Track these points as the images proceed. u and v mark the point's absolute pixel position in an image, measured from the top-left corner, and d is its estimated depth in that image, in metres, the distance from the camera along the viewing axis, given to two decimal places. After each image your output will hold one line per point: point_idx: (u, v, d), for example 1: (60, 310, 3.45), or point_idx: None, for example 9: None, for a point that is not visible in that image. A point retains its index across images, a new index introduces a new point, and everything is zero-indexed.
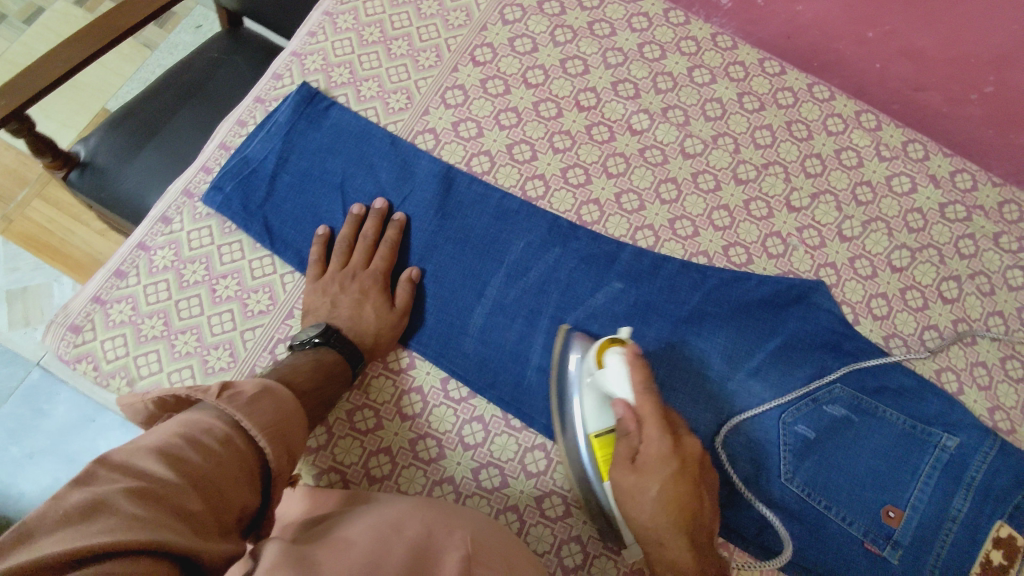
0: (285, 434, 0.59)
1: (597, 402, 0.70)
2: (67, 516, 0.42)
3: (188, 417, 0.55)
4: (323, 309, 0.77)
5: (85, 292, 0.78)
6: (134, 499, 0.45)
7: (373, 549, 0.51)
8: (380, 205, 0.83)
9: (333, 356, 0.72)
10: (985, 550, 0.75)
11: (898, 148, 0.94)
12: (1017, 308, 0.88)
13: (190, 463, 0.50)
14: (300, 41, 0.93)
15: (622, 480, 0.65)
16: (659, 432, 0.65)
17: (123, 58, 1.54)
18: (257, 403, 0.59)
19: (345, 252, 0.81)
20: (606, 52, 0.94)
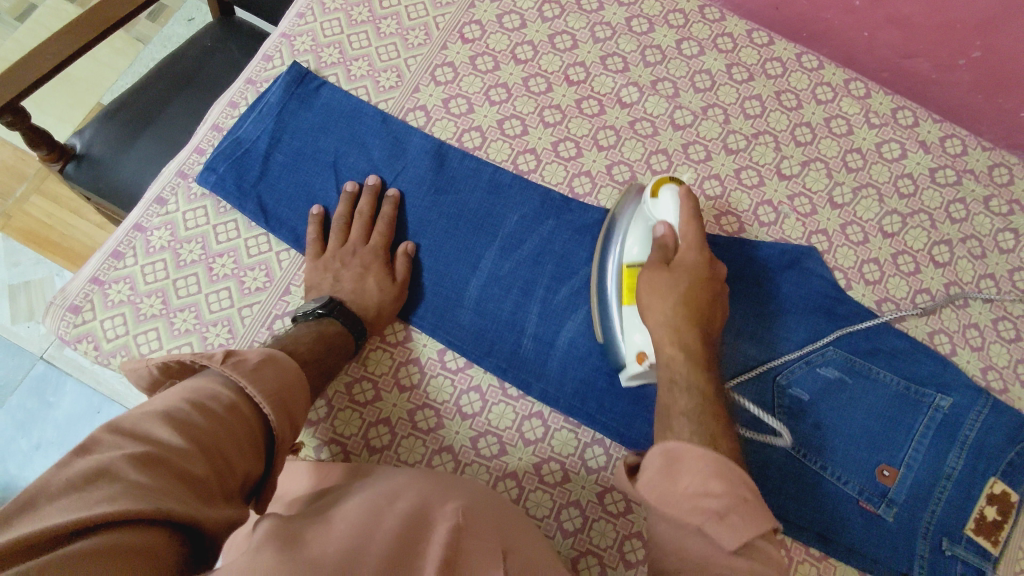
0: (289, 402, 0.60)
1: (641, 231, 0.76)
2: (70, 484, 0.43)
3: (194, 383, 0.56)
4: (325, 283, 0.78)
5: (83, 274, 0.79)
6: (138, 466, 0.46)
7: (366, 518, 0.51)
8: (374, 182, 0.84)
9: (335, 328, 0.73)
10: (979, 506, 0.76)
11: (887, 115, 0.94)
12: (1008, 270, 0.88)
13: (195, 429, 0.51)
14: (289, 23, 0.93)
15: (656, 278, 0.72)
16: (699, 244, 0.73)
17: (116, 52, 1.55)
18: (264, 372, 0.59)
19: (344, 227, 0.82)
20: (595, 26, 0.95)
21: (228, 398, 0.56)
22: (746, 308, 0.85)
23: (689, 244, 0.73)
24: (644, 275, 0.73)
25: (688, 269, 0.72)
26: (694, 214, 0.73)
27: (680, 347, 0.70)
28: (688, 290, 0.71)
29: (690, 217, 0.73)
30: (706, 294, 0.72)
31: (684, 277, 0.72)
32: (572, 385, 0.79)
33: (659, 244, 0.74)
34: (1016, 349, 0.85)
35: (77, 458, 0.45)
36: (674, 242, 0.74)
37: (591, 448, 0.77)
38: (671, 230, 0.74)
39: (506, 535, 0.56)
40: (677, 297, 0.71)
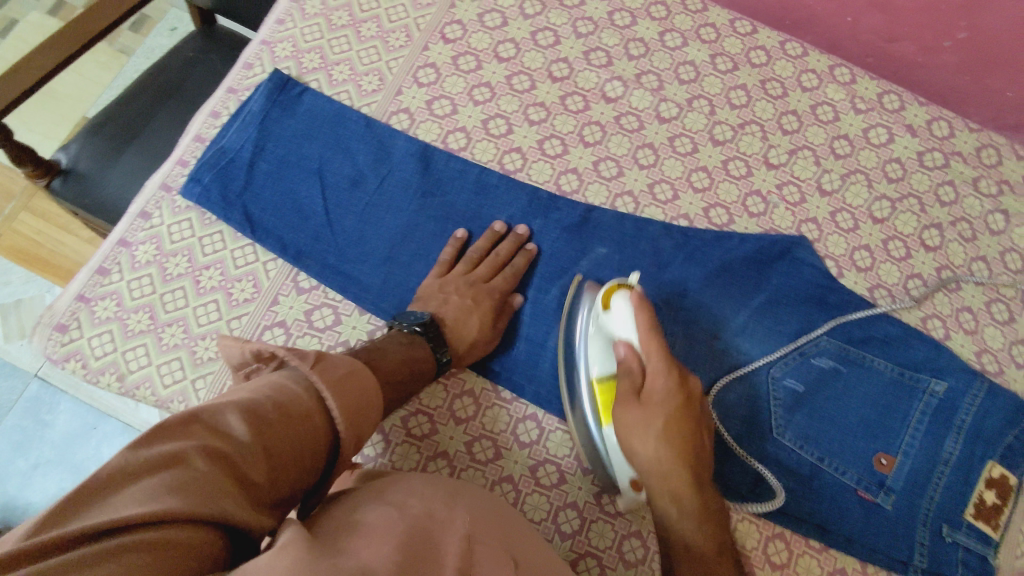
0: (359, 420, 0.58)
1: (602, 346, 0.72)
2: (144, 467, 0.43)
3: (279, 380, 0.55)
4: (432, 302, 0.77)
5: (69, 292, 0.79)
6: (210, 459, 0.46)
7: (382, 528, 0.48)
8: (522, 232, 0.83)
9: (424, 352, 0.71)
10: (978, 491, 0.76)
11: (873, 100, 0.94)
12: (999, 252, 0.88)
13: (270, 429, 0.50)
14: (269, 29, 0.92)
15: (628, 415, 0.66)
16: (664, 366, 0.66)
17: (100, 65, 1.54)
18: (348, 382, 0.58)
19: (474, 258, 0.81)
20: (576, 22, 0.94)
21: (308, 403, 0.55)
22: (739, 299, 0.84)
23: (653, 365, 0.66)
24: (617, 409, 0.67)
25: (660, 399, 0.65)
26: (651, 325, 0.67)
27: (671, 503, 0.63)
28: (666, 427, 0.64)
29: (646, 329, 0.67)
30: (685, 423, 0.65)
31: (657, 411, 0.65)
32: None
33: (624, 365, 0.68)
34: (1009, 331, 0.85)
35: (155, 437, 0.45)
36: (637, 362, 0.68)
37: None
38: (633, 347, 0.68)
39: (516, 542, 0.57)
40: (659, 436, 0.64)
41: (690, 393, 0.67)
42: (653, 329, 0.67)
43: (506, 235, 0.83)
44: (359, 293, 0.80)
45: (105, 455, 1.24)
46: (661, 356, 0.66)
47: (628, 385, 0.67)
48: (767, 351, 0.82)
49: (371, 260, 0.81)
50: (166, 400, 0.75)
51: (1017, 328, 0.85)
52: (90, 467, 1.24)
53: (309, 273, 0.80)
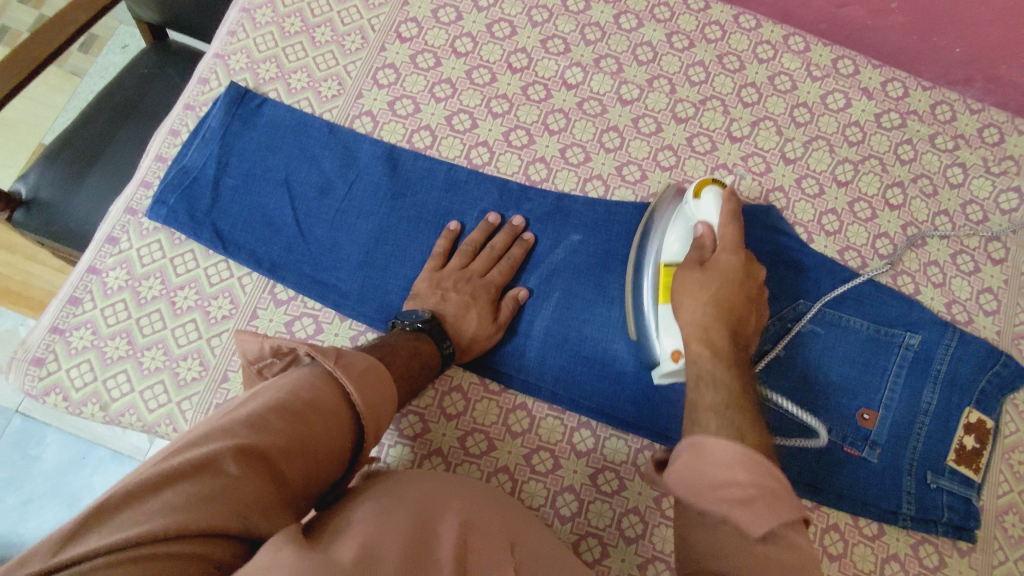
0: (381, 417, 0.58)
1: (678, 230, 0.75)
2: (169, 477, 0.44)
3: (301, 379, 0.56)
4: (431, 300, 0.77)
5: (42, 324, 0.77)
6: (238, 462, 0.46)
7: (379, 527, 0.48)
8: (518, 223, 0.83)
9: (430, 348, 0.72)
10: (958, 437, 0.79)
11: (828, 67, 0.96)
12: (960, 205, 0.91)
13: (298, 426, 0.51)
14: (221, 42, 0.91)
15: (688, 276, 0.69)
16: (734, 242, 0.68)
17: (52, 89, 1.50)
18: (368, 379, 0.58)
19: (468, 254, 0.81)
20: (531, 11, 0.94)
21: (332, 400, 0.55)
22: None
23: (726, 243, 0.69)
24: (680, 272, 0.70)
25: (724, 270, 0.68)
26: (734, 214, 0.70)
27: (704, 346, 0.65)
28: (723, 288, 0.67)
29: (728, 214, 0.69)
30: (743, 293, 0.67)
31: (720, 277, 0.68)
32: (552, 371, 0.79)
33: (697, 243, 0.71)
34: (975, 280, 0.88)
35: (183, 448, 0.47)
36: (711, 241, 0.71)
37: (578, 432, 0.78)
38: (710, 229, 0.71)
39: (523, 535, 0.57)
40: (711, 294, 0.67)
41: (755, 276, 0.69)
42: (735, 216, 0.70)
43: (497, 227, 0.84)
44: (338, 300, 0.79)
45: (99, 483, 1.22)
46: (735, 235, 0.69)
47: (696, 257, 0.70)
48: None
49: (347, 265, 0.81)
50: (152, 424, 0.74)
51: (982, 276, 0.88)
52: (84, 497, 1.22)
53: (286, 284, 0.80)
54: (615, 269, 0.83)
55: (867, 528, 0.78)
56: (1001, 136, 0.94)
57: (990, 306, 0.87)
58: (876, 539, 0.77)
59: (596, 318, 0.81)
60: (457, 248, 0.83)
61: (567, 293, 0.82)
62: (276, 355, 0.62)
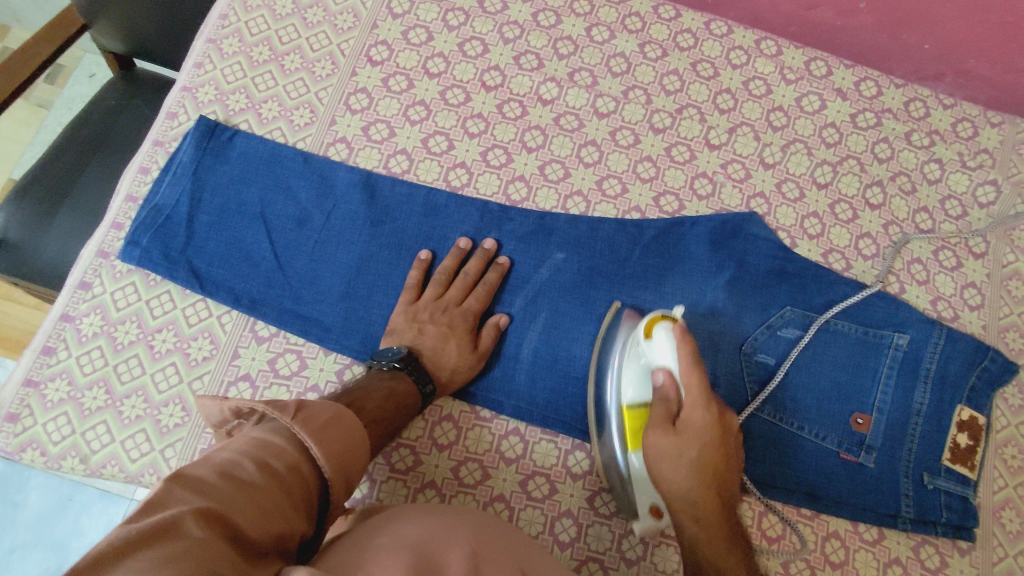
0: (348, 468, 0.57)
1: (637, 372, 0.71)
2: (134, 537, 0.40)
3: (261, 436, 0.54)
4: (408, 334, 0.76)
5: (14, 378, 0.75)
6: (203, 523, 0.43)
7: (382, 559, 0.48)
8: (489, 246, 0.82)
9: (408, 386, 0.71)
10: (952, 435, 0.79)
11: (801, 70, 0.96)
12: (939, 201, 0.91)
13: (258, 488, 0.49)
14: (187, 74, 0.89)
15: (660, 438, 0.65)
16: (704, 400, 0.65)
17: (18, 123, 1.47)
18: (333, 428, 0.57)
19: (443, 283, 0.80)
20: (502, 27, 0.93)
21: (292, 455, 0.54)
22: (703, 282, 0.84)
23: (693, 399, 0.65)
24: (651, 433, 0.66)
25: (698, 430, 0.65)
26: (694, 361, 0.66)
27: (692, 519, 0.64)
28: (701, 455, 0.64)
29: (689, 364, 0.66)
30: (720, 453, 0.65)
31: (695, 439, 0.65)
32: (542, 395, 0.78)
33: (662, 395, 0.68)
34: (959, 276, 0.88)
35: (141, 509, 0.42)
36: (675, 391, 0.67)
37: (573, 455, 0.77)
38: (673, 378, 0.67)
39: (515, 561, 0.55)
40: (691, 464, 0.64)
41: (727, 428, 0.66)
42: (696, 362, 0.65)
43: (472, 251, 0.82)
44: (322, 334, 0.78)
45: (86, 526, 1.19)
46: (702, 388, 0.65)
47: (665, 415, 0.66)
48: (737, 329, 0.82)
49: (328, 297, 0.79)
50: (135, 474, 0.72)
51: (965, 271, 0.89)
52: (71, 542, 1.18)
53: (267, 320, 0.78)
54: (602, 286, 0.82)
55: (867, 532, 0.78)
56: (974, 130, 0.94)
57: (974, 301, 0.88)
58: (877, 544, 0.77)
59: (583, 337, 0.80)
60: (431, 277, 0.81)
61: (553, 313, 0.81)
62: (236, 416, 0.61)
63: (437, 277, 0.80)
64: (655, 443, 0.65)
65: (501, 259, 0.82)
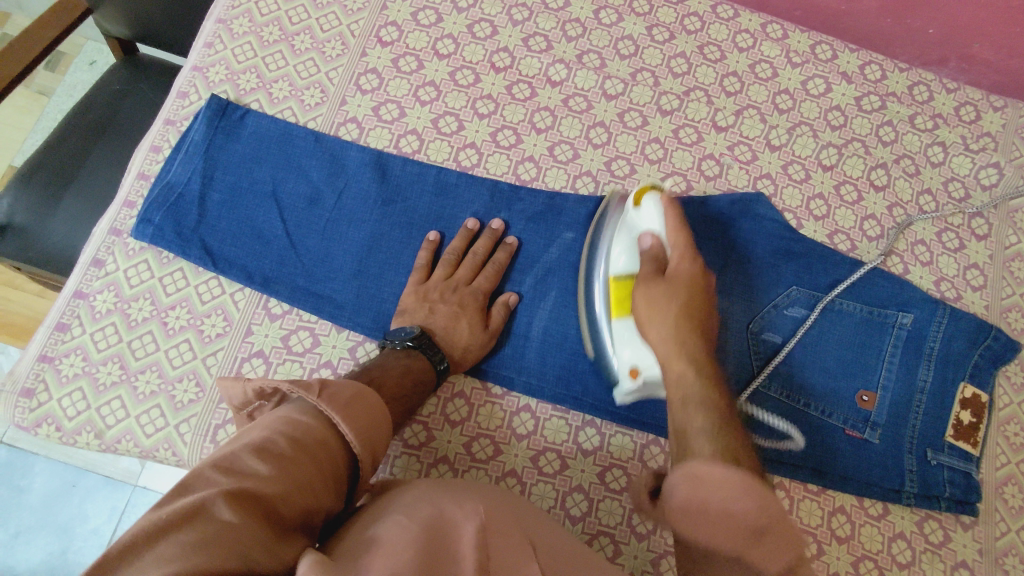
0: (375, 443, 0.57)
1: (625, 241, 0.75)
2: (164, 523, 0.41)
3: (287, 413, 0.54)
4: (419, 314, 0.77)
5: (29, 354, 0.75)
6: (232, 506, 0.44)
7: (394, 539, 0.48)
8: (497, 226, 0.82)
9: (423, 363, 0.71)
10: (955, 412, 0.80)
11: (807, 53, 0.96)
12: (942, 184, 0.92)
13: (289, 463, 0.49)
14: (198, 54, 0.89)
15: (650, 287, 0.69)
16: (690, 251, 0.69)
17: (19, 110, 1.46)
18: (357, 405, 0.57)
19: (452, 263, 0.81)
20: (511, 10, 0.93)
21: (319, 432, 0.53)
22: (709, 262, 0.86)
23: (680, 252, 0.70)
24: (640, 288, 0.69)
25: (685, 279, 0.69)
26: (679, 221, 0.71)
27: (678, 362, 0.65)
28: (686, 303, 0.67)
29: (675, 222, 0.70)
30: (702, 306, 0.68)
31: (681, 287, 0.68)
32: (553, 372, 0.79)
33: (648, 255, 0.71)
34: (961, 257, 0.89)
35: (171, 494, 0.44)
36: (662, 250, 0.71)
37: (584, 431, 0.77)
38: (659, 240, 0.71)
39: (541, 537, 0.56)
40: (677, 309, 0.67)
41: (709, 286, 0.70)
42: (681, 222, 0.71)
43: (480, 232, 0.83)
44: (334, 311, 0.78)
45: (90, 511, 1.19)
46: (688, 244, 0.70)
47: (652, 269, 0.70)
48: (744, 308, 0.84)
49: (341, 275, 0.80)
50: (151, 449, 0.73)
51: (968, 253, 0.90)
52: (76, 527, 1.19)
53: (280, 298, 0.78)
54: None
55: (873, 508, 0.79)
56: (977, 113, 0.95)
57: (977, 281, 0.89)
58: (882, 519, 0.78)
59: None
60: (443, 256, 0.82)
61: (564, 292, 0.82)
62: (258, 396, 0.61)
63: (449, 257, 0.81)
64: (644, 296, 0.68)
65: (511, 238, 0.83)
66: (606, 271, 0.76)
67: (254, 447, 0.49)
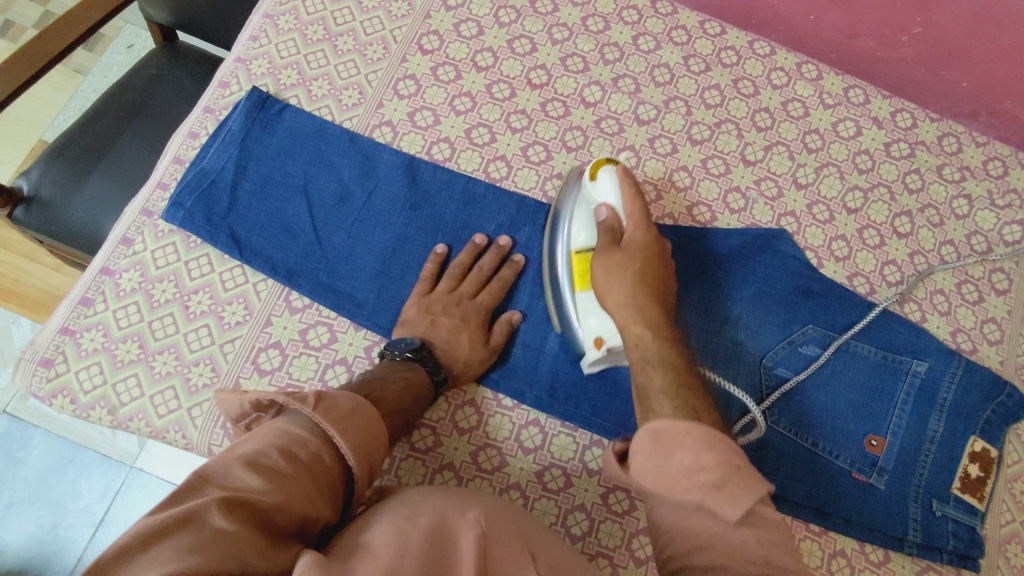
0: (371, 455, 0.57)
1: (585, 217, 0.77)
2: (159, 528, 0.41)
3: (286, 423, 0.55)
4: (421, 325, 0.77)
5: (50, 325, 0.76)
6: (227, 512, 0.44)
7: (390, 539, 0.49)
8: (505, 244, 0.83)
9: (421, 378, 0.72)
10: (962, 465, 0.80)
11: (840, 95, 0.97)
12: (965, 236, 0.92)
13: (285, 479, 0.49)
14: (242, 47, 0.91)
15: (609, 256, 0.72)
16: (644, 222, 0.73)
17: (54, 86, 1.48)
18: (354, 418, 0.58)
19: (457, 276, 0.81)
20: (551, 29, 0.95)
21: (315, 443, 0.54)
22: (726, 292, 0.86)
23: (635, 224, 0.73)
24: (598, 259, 0.72)
25: (639, 248, 0.72)
26: (634, 193, 0.74)
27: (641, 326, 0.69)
28: (643, 268, 0.71)
29: (631, 195, 0.74)
30: (658, 268, 0.72)
31: (638, 255, 0.72)
32: (565, 387, 0.79)
33: (606, 226, 0.74)
34: (979, 310, 0.89)
35: (167, 500, 0.44)
36: (618, 222, 0.74)
37: (590, 450, 0.77)
38: (615, 212, 0.74)
39: (540, 551, 0.55)
40: (634, 278, 0.70)
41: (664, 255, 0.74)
42: (637, 195, 0.74)
43: (487, 248, 0.83)
44: (353, 309, 0.79)
45: (84, 488, 1.20)
46: (642, 214, 0.74)
47: (610, 240, 0.73)
48: (758, 343, 0.84)
49: (363, 275, 0.81)
50: (161, 430, 0.73)
51: (986, 306, 0.90)
52: (68, 503, 1.19)
53: (300, 292, 0.79)
54: None
55: (873, 554, 0.78)
56: (1005, 169, 0.96)
57: (993, 336, 0.89)
58: (883, 566, 0.78)
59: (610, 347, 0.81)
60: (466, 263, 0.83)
61: None
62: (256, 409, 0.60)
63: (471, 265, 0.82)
64: (603, 265, 0.71)
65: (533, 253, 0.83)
66: (565, 244, 0.77)
67: (251, 455, 0.50)
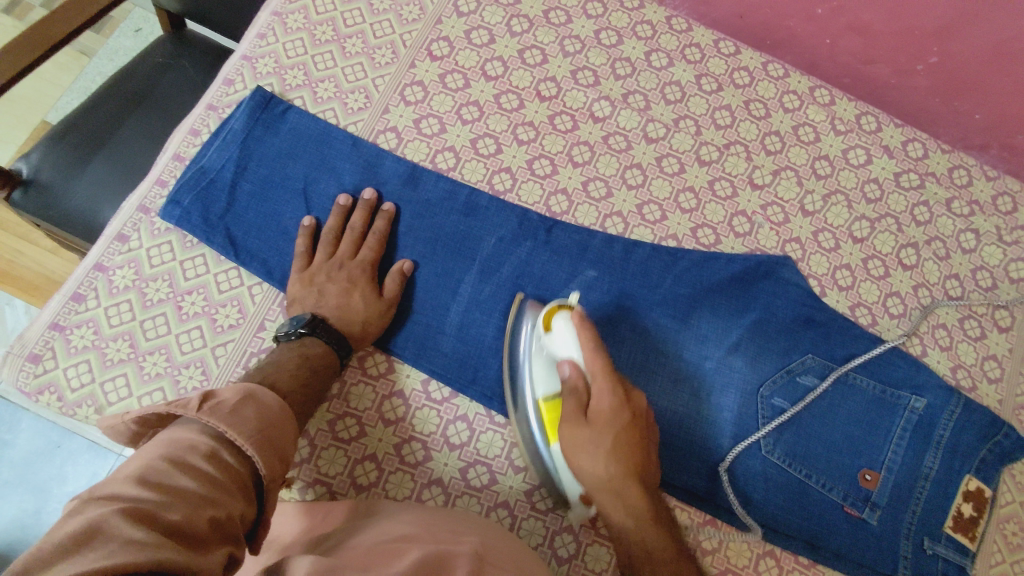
0: (275, 441, 0.55)
1: (546, 365, 0.72)
2: (56, 548, 0.38)
3: (169, 436, 0.51)
4: (309, 298, 0.76)
5: (40, 320, 0.75)
6: (134, 517, 0.41)
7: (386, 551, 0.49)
8: (370, 197, 0.82)
9: (313, 348, 0.70)
10: (956, 504, 0.79)
11: (852, 122, 0.96)
12: (971, 271, 0.91)
13: (189, 489, 0.45)
14: (249, 44, 0.90)
15: (577, 433, 0.67)
16: (611, 388, 0.66)
17: (60, 67, 1.47)
18: (241, 414, 0.54)
19: (332, 243, 0.80)
20: (564, 40, 0.94)
21: (207, 444, 0.50)
22: (726, 317, 0.85)
23: (600, 388, 0.67)
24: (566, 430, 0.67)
25: (609, 419, 0.66)
26: (594, 345, 0.68)
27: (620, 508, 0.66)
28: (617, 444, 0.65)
29: (590, 349, 0.68)
30: (634, 439, 0.66)
31: (608, 428, 0.66)
32: None
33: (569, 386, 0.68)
34: (981, 347, 0.88)
35: (66, 517, 0.41)
36: (582, 381, 0.68)
37: None
38: (578, 368, 0.69)
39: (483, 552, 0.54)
40: (609, 457, 0.65)
41: (637, 413, 0.68)
42: (596, 347, 0.68)
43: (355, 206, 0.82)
44: None
45: (70, 474, 1.19)
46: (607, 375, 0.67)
47: (576, 407, 0.67)
48: (755, 371, 0.82)
49: None
50: None
51: (988, 343, 0.88)
52: (53, 488, 1.18)
53: None
54: (627, 310, 0.84)
55: None
56: (1014, 205, 0.95)
57: (994, 373, 0.88)
58: None
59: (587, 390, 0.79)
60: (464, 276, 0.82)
61: None
62: (148, 427, 0.56)
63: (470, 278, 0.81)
64: (569, 435, 0.67)
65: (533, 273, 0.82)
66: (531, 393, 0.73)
67: (145, 468, 0.46)
